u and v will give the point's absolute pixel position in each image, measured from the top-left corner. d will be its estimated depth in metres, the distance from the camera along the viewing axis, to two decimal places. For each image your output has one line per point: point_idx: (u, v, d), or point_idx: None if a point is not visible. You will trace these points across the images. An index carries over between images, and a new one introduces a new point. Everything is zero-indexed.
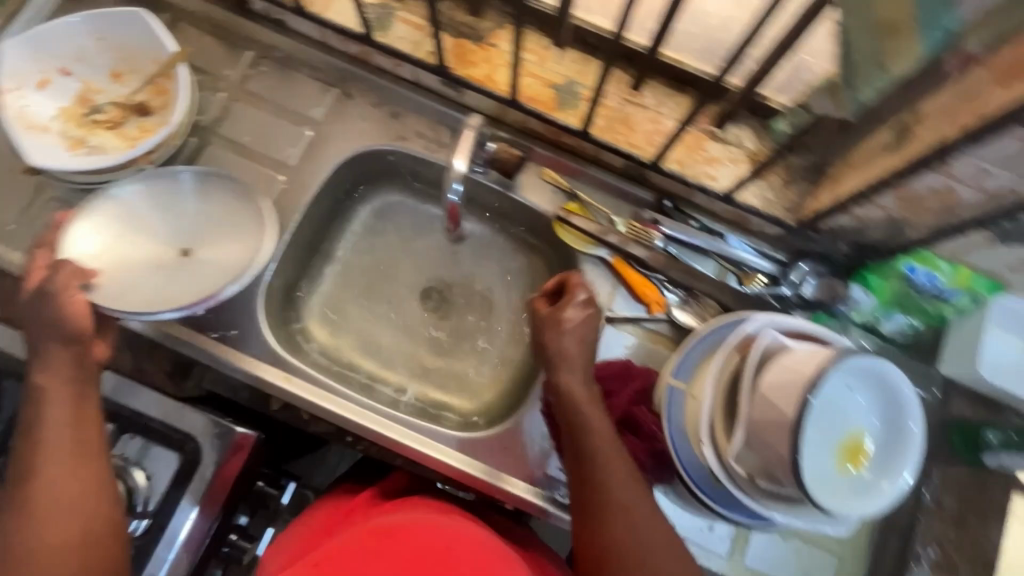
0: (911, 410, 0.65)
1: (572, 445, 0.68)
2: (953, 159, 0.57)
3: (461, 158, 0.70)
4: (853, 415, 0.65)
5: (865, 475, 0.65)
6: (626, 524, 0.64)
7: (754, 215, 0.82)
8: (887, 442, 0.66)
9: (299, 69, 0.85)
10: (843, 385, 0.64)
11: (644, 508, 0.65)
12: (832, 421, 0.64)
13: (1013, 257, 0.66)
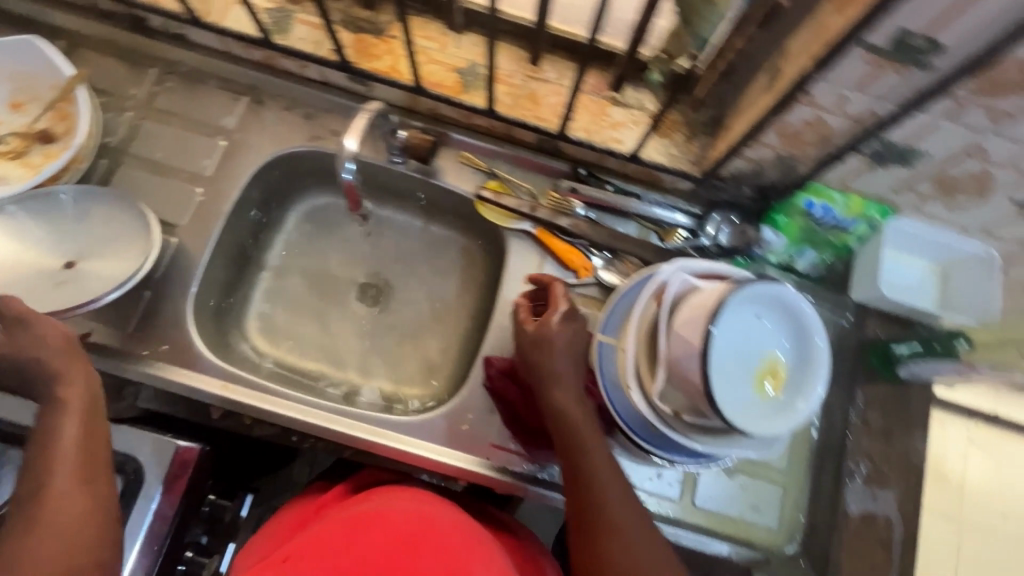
0: (815, 325, 0.64)
1: (567, 466, 0.64)
2: (812, 89, 0.59)
3: (352, 137, 0.69)
4: (760, 341, 0.65)
5: (781, 397, 0.64)
6: (622, 546, 0.60)
7: (663, 172, 0.83)
8: (801, 364, 0.65)
9: (205, 81, 0.88)
10: (747, 311, 0.64)
11: (637, 529, 0.61)
12: (738, 349, 0.64)
13: (895, 178, 0.69)
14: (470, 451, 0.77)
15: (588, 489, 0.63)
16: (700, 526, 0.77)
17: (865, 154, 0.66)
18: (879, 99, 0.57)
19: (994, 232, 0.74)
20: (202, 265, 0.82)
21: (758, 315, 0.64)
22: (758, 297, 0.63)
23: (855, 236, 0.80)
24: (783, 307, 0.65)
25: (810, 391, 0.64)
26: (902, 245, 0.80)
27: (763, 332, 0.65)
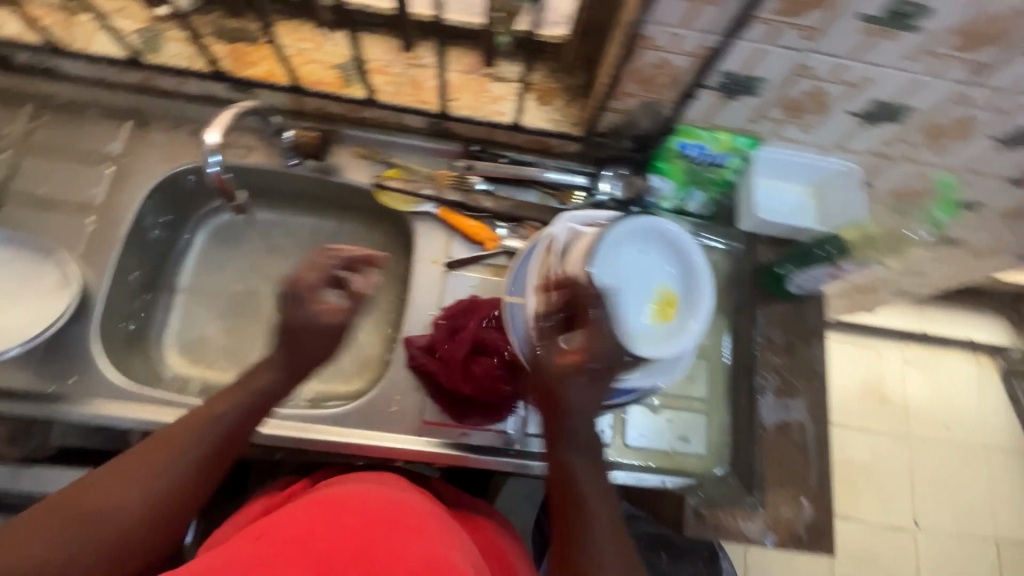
0: (692, 248, 0.70)
1: (563, 524, 0.60)
2: (648, 32, 0.64)
3: (212, 131, 0.66)
4: (647, 272, 0.69)
5: (673, 320, 0.68)
6: None
7: (548, 137, 0.87)
8: (688, 287, 0.70)
9: (85, 110, 0.87)
10: (628, 249, 0.68)
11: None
12: (627, 280, 0.68)
13: (747, 108, 0.75)
14: (401, 431, 0.78)
15: (581, 546, 0.58)
16: (635, 464, 0.79)
17: (714, 88, 0.72)
18: (707, 33, 0.63)
19: (848, 146, 0.81)
20: (104, 291, 0.80)
21: (642, 250, 0.69)
22: (635, 234, 0.68)
23: (732, 170, 0.85)
24: (662, 239, 0.69)
25: (698, 309, 0.69)
26: (769, 171, 0.86)
27: (649, 266, 0.69)
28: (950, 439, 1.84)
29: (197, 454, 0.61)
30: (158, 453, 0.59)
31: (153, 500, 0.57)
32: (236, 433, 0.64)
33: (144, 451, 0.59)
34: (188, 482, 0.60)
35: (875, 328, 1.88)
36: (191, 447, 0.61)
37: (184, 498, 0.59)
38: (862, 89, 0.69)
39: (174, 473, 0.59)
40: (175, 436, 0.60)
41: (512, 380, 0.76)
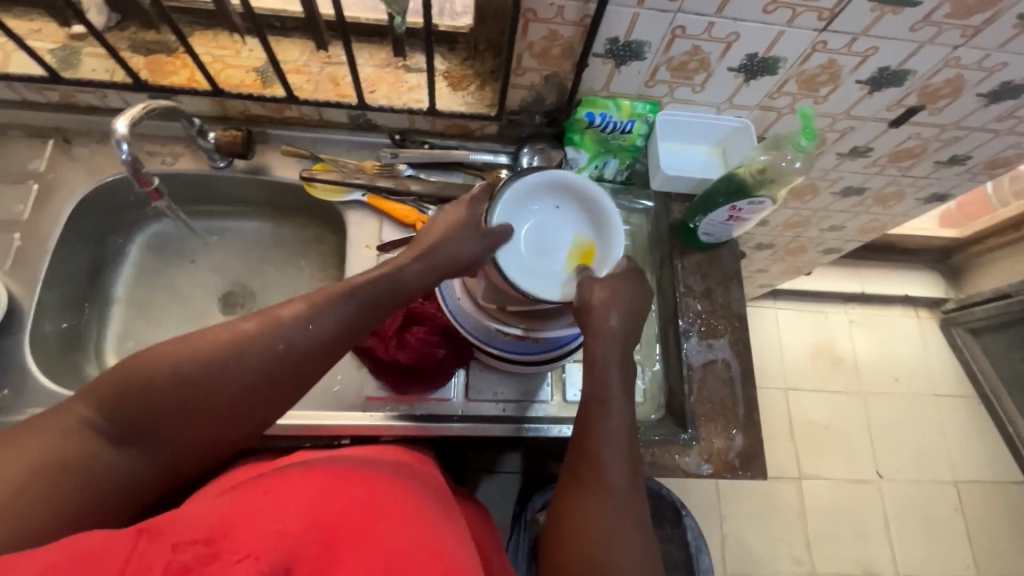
0: (585, 185, 0.72)
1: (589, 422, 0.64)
2: (532, 4, 0.70)
3: (122, 119, 0.69)
4: (553, 221, 0.73)
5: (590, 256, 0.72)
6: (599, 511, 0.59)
7: (466, 119, 0.91)
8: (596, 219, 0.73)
9: (8, 133, 0.89)
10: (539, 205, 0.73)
11: (625, 503, 0.60)
12: (535, 235, 0.72)
13: (640, 73, 0.82)
14: (347, 408, 0.80)
15: (595, 463, 0.61)
16: None
17: (605, 55, 0.78)
18: (585, 1, 0.69)
19: (738, 102, 0.88)
20: (36, 302, 0.81)
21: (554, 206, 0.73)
22: (542, 190, 0.72)
23: (639, 135, 0.91)
24: (574, 194, 0.73)
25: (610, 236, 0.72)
26: (674, 134, 0.92)
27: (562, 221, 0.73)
28: (901, 390, 1.92)
29: (275, 367, 0.58)
30: (254, 355, 0.57)
31: (222, 399, 0.57)
32: (359, 323, 0.63)
33: (312, 330, 0.60)
34: (272, 388, 0.59)
35: (818, 292, 1.98)
36: (323, 335, 0.61)
37: (261, 406, 0.59)
38: (734, 45, 0.76)
39: (318, 359, 0.61)
40: (346, 324, 0.62)
41: (448, 343, 0.81)
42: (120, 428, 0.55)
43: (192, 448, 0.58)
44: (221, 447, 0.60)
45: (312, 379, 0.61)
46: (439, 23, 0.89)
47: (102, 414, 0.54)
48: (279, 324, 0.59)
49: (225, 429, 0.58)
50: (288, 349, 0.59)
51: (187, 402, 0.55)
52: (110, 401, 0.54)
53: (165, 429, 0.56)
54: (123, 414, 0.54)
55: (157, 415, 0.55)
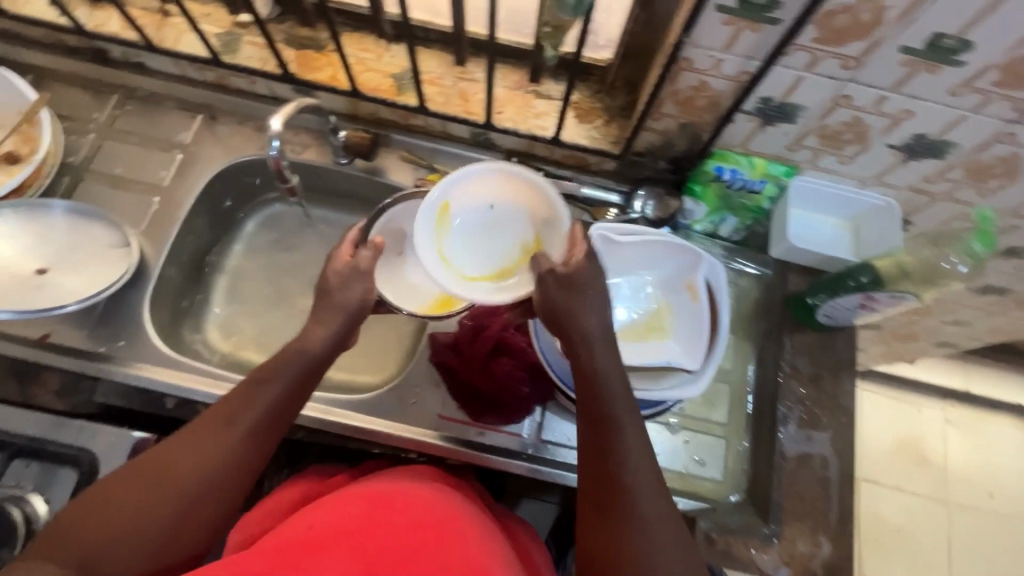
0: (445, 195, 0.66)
1: (597, 442, 0.60)
2: (689, 55, 0.67)
3: (277, 117, 0.71)
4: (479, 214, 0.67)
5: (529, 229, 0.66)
6: (640, 535, 0.57)
7: (586, 153, 0.90)
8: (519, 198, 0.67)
9: (164, 103, 0.96)
10: (467, 199, 0.67)
11: (660, 522, 0.57)
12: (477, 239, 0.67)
13: (785, 136, 0.76)
14: (423, 423, 0.81)
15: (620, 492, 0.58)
16: None
17: (751, 113, 0.73)
18: (748, 59, 0.65)
19: (887, 180, 0.81)
20: (161, 263, 0.86)
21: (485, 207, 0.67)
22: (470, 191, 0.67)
23: (767, 198, 0.86)
24: (513, 199, 0.67)
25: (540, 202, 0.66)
26: (806, 201, 0.86)
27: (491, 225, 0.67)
28: (997, 510, 1.70)
29: (229, 448, 0.59)
30: (192, 444, 0.58)
31: (171, 504, 0.56)
32: (295, 397, 0.64)
33: (246, 419, 0.61)
34: (217, 485, 0.58)
35: (918, 382, 1.78)
36: (268, 412, 0.62)
37: (215, 500, 0.58)
38: (902, 123, 0.69)
39: (257, 444, 0.61)
40: (285, 396, 0.63)
41: (532, 381, 0.78)
42: (76, 565, 0.51)
43: (155, 562, 0.55)
44: (188, 553, 0.57)
45: (258, 465, 0.61)
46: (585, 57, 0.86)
47: (55, 559, 0.51)
48: (213, 419, 0.60)
49: (184, 534, 0.56)
50: (221, 444, 0.59)
51: (137, 520, 0.54)
52: (55, 550, 0.52)
53: (120, 552, 0.53)
54: (73, 552, 0.52)
55: (120, 529, 0.54)
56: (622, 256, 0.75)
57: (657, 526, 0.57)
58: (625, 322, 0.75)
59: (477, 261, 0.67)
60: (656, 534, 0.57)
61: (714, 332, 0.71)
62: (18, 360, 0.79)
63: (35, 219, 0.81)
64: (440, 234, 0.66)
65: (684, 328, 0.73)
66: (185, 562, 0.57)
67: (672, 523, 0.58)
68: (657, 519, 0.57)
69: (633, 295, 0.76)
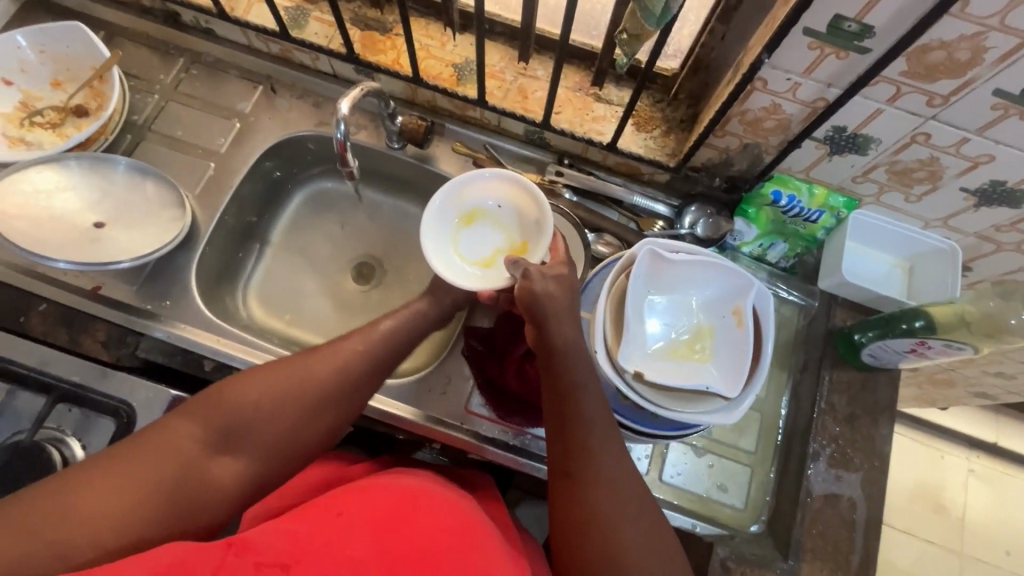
0: (457, 190, 0.79)
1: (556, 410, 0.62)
2: (766, 75, 0.64)
3: (346, 99, 0.73)
4: (484, 212, 0.80)
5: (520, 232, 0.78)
6: (612, 497, 0.57)
7: (640, 163, 0.88)
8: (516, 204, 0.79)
9: (228, 70, 0.97)
10: (479, 197, 0.80)
11: (630, 487, 0.58)
12: (478, 235, 0.79)
13: (852, 167, 0.74)
14: (450, 414, 0.82)
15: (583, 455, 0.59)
16: (667, 501, 0.80)
17: (821, 140, 0.71)
18: (827, 85, 0.63)
19: (953, 223, 0.78)
20: (211, 228, 0.88)
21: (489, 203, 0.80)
22: (479, 190, 0.79)
23: (822, 228, 0.84)
24: (513, 203, 0.79)
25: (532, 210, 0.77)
26: (865, 237, 0.83)
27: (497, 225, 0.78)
28: (1014, 570, 1.64)
29: (348, 372, 0.64)
30: (319, 361, 0.63)
31: (302, 402, 0.60)
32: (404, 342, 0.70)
33: (371, 349, 0.66)
34: (339, 401, 0.63)
35: (947, 428, 1.72)
36: (383, 348, 0.67)
37: (333, 414, 0.62)
38: (981, 167, 0.66)
39: (373, 376, 0.66)
40: (399, 337, 0.69)
41: None
42: (216, 434, 0.56)
43: (274, 455, 0.59)
44: (297, 459, 0.60)
45: (369, 396, 0.66)
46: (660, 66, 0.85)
47: (201, 421, 0.56)
48: (338, 345, 0.65)
49: (304, 432, 0.60)
50: (348, 365, 0.64)
51: (267, 409, 0.59)
52: (203, 414, 0.57)
53: (252, 432, 0.58)
54: (216, 420, 0.57)
55: (244, 422, 0.58)
56: (671, 271, 0.73)
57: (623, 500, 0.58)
58: (666, 339, 0.73)
59: (477, 252, 0.79)
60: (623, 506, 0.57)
61: (756, 361, 0.70)
62: (69, 309, 0.81)
63: (98, 173, 0.83)
64: (450, 223, 0.79)
65: (725, 353, 0.72)
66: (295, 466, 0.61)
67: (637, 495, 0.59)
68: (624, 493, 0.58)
69: (676, 312, 0.75)
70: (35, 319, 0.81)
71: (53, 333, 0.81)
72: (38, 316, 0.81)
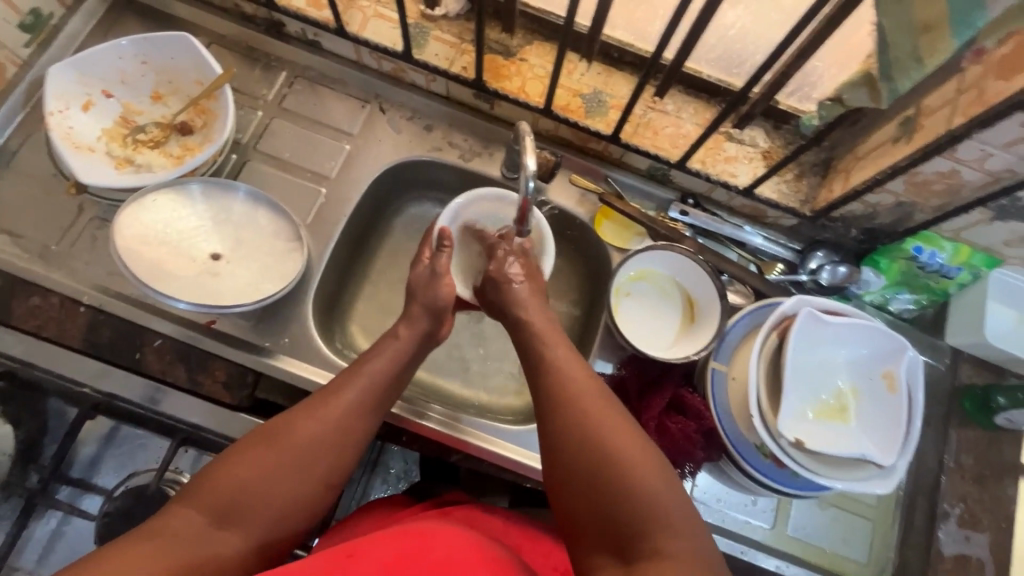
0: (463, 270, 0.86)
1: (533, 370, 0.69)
2: (960, 145, 0.62)
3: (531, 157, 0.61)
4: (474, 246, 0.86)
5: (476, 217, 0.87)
6: (609, 426, 0.59)
7: (771, 208, 0.85)
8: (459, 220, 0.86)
9: (331, 86, 0.92)
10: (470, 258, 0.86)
11: (613, 417, 0.60)
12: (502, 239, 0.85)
13: (1009, 232, 0.73)
14: None
15: (560, 399, 0.63)
16: (793, 554, 0.80)
17: (989, 208, 0.70)
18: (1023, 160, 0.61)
19: None
20: (324, 261, 0.84)
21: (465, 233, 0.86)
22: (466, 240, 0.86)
23: (955, 283, 0.83)
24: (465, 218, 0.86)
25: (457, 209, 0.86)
26: (1007, 298, 0.81)
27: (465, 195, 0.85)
28: None
29: (335, 417, 0.63)
30: (299, 417, 0.62)
31: (297, 452, 0.60)
32: (390, 388, 0.70)
33: (353, 394, 0.65)
34: (329, 447, 0.62)
35: None
36: (364, 395, 0.66)
37: (326, 460, 0.61)
38: None
39: (361, 421, 0.65)
40: (388, 380, 0.69)
41: (706, 445, 0.77)
42: (214, 512, 0.54)
43: (280, 511, 0.57)
44: (302, 512, 0.59)
45: (361, 440, 0.65)
46: (783, 102, 0.81)
47: (200, 505, 0.54)
48: (318, 400, 0.64)
49: (309, 481, 0.59)
50: (333, 418, 0.63)
51: (260, 476, 0.57)
52: (192, 498, 0.55)
53: (250, 500, 0.56)
54: (208, 499, 0.55)
55: (243, 488, 0.56)
56: (823, 333, 0.72)
57: (619, 440, 0.58)
58: (814, 401, 0.72)
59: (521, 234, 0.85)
60: (619, 437, 0.58)
61: (909, 429, 0.70)
62: (188, 345, 0.77)
63: (215, 201, 0.79)
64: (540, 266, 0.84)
65: (874, 417, 0.71)
66: (302, 518, 0.59)
67: (627, 431, 0.59)
68: (620, 439, 0.58)
69: (824, 375, 0.74)
70: (150, 356, 0.76)
71: (172, 371, 0.76)
72: (154, 351, 0.76)
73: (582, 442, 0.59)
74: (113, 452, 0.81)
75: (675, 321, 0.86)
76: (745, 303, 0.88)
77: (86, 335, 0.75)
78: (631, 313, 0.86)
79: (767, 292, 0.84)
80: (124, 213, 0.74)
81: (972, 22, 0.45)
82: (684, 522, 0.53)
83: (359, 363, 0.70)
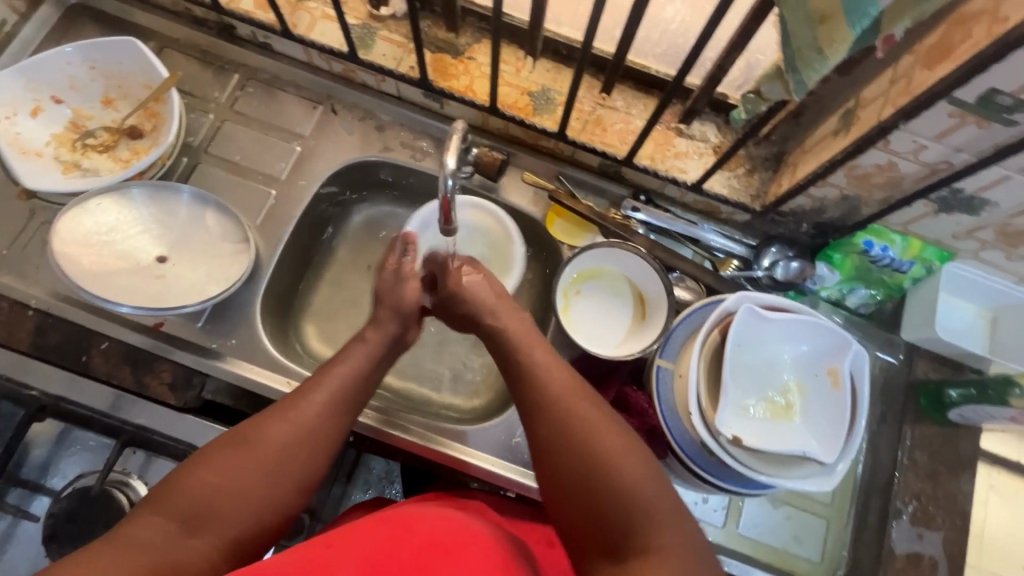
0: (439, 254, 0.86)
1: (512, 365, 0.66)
2: (892, 136, 0.61)
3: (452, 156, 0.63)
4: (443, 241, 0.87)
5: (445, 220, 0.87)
6: (585, 421, 0.58)
7: (722, 203, 0.84)
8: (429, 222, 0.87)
9: (283, 88, 0.92)
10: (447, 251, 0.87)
11: (591, 412, 0.59)
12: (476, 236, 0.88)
13: (956, 225, 0.72)
14: (521, 464, 0.80)
15: (536, 399, 0.61)
16: (745, 553, 0.79)
17: (932, 200, 0.68)
18: (956, 151, 0.60)
19: None
20: (274, 263, 0.84)
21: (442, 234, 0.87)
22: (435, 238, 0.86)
23: (909, 278, 0.81)
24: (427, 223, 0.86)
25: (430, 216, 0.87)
26: (956, 289, 0.81)
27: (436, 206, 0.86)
28: None
29: (309, 421, 0.62)
30: (271, 423, 0.61)
31: (270, 459, 0.59)
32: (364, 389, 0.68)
33: (325, 397, 0.64)
34: (301, 448, 0.61)
35: None
36: (337, 398, 0.65)
37: (299, 462, 0.60)
38: None
39: (335, 421, 0.64)
40: (361, 381, 0.68)
41: (650, 443, 0.76)
42: (185, 518, 0.54)
43: (253, 513, 0.57)
44: (278, 511, 0.59)
45: (337, 442, 0.64)
46: (730, 96, 0.80)
47: (170, 514, 0.54)
48: (289, 404, 0.62)
49: (284, 486, 0.59)
50: (306, 421, 0.62)
51: (232, 482, 0.57)
52: (160, 506, 0.54)
53: (222, 505, 0.56)
54: (177, 507, 0.54)
55: (215, 495, 0.56)
56: (766, 330, 0.71)
57: (610, 451, 0.56)
58: (759, 399, 0.72)
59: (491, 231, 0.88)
60: (595, 433, 0.57)
61: (854, 425, 0.68)
62: (137, 348, 0.77)
63: (159, 204, 0.80)
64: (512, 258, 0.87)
65: (817, 414, 0.71)
66: (279, 518, 0.59)
67: (604, 425, 0.58)
68: (596, 435, 0.57)
69: (771, 371, 0.73)
70: (96, 359, 0.77)
71: (118, 373, 0.77)
72: (100, 354, 0.77)
73: (567, 455, 0.57)
74: (66, 453, 0.82)
75: (628, 316, 0.85)
76: (696, 300, 0.86)
77: (33, 338, 0.77)
78: (581, 312, 0.85)
79: (719, 289, 0.83)
80: (65, 218, 0.75)
81: (864, 10, 0.46)
82: (669, 516, 0.53)
83: (331, 363, 0.68)
